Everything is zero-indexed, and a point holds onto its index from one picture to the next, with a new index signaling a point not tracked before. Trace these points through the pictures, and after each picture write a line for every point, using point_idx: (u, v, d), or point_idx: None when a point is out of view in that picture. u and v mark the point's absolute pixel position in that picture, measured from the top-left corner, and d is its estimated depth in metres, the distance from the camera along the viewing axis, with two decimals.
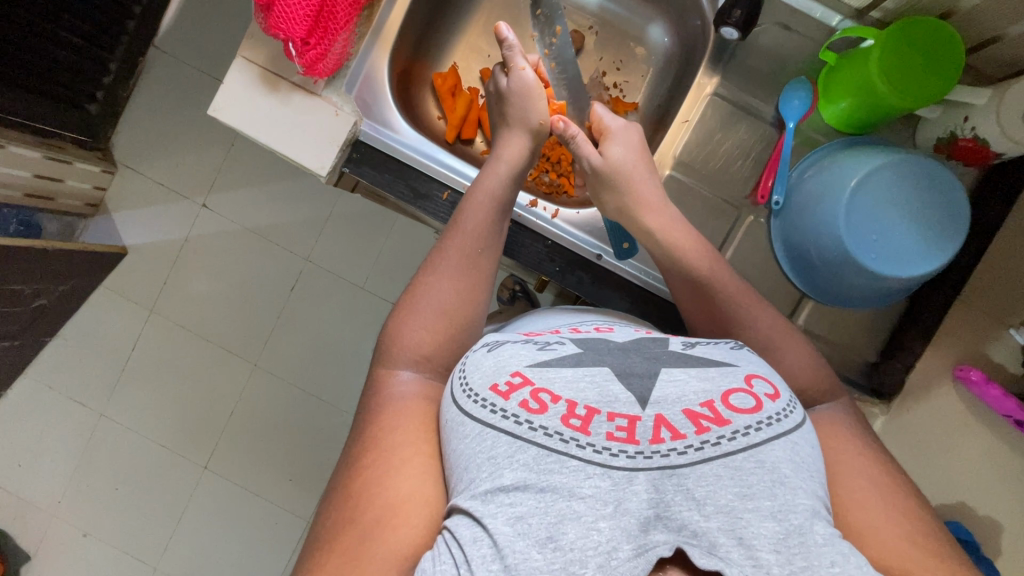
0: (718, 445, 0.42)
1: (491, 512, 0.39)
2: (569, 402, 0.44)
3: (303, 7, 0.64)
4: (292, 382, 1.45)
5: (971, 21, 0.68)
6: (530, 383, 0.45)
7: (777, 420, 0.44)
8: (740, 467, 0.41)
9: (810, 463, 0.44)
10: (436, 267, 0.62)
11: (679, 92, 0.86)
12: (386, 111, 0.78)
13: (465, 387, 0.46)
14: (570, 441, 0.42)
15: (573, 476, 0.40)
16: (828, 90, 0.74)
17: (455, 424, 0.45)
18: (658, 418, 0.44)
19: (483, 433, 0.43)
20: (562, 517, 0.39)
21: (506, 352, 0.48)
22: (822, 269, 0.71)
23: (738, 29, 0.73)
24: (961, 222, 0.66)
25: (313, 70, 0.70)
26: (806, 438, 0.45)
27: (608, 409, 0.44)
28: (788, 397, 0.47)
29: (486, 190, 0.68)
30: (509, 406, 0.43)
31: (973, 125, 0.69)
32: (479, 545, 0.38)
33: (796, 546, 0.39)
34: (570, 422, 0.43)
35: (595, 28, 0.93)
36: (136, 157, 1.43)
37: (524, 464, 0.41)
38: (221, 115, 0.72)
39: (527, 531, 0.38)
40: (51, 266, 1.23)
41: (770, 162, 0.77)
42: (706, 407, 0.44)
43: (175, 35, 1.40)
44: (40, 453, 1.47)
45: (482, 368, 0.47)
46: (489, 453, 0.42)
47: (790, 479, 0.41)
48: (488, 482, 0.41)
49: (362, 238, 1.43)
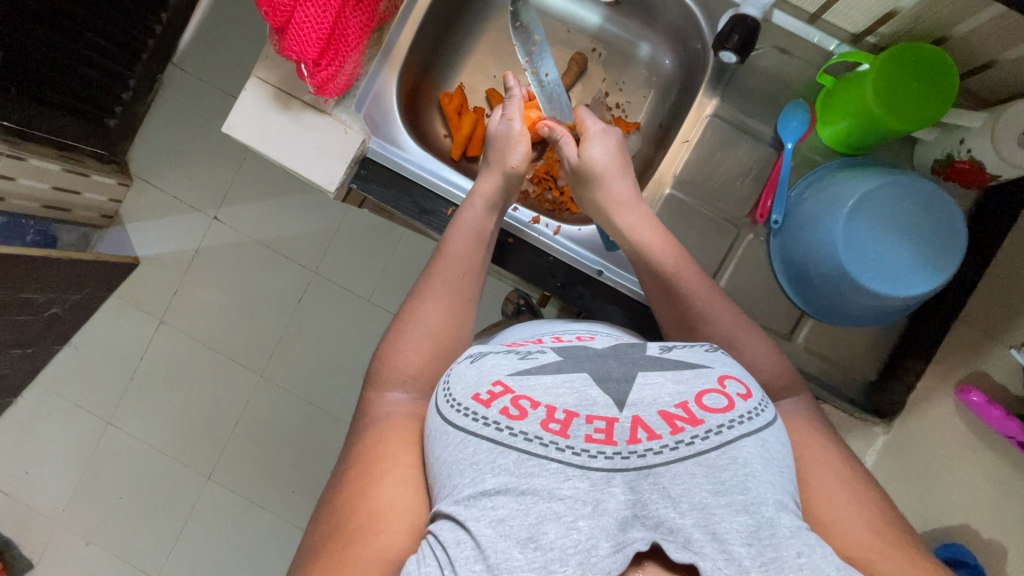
0: (692, 445, 0.43)
1: (474, 515, 0.40)
2: (548, 406, 0.44)
3: (315, 29, 0.67)
4: (296, 394, 1.46)
5: (966, 48, 0.69)
6: (511, 391, 0.45)
7: (748, 419, 0.45)
8: (713, 465, 0.42)
9: (780, 460, 0.44)
10: (426, 291, 0.64)
11: (679, 112, 0.88)
12: (394, 130, 0.80)
13: (449, 398, 0.47)
14: (549, 444, 0.42)
15: (553, 479, 0.41)
16: (825, 112, 0.75)
17: (439, 433, 0.46)
18: (635, 419, 0.44)
19: (465, 441, 0.44)
20: (543, 518, 0.39)
21: (489, 362, 0.49)
22: (820, 285, 0.72)
23: (737, 54, 0.75)
24: (945, 197, 0.67)
25: (324, 90, 0.73)
26: (777, 435, 0.46)
27: (587, 412, 0.45)
28: (760, 397, 0.47)
29: (466, 224, 0.71)
30: (491, 413, 0.44)
31: (970, 147, 0.69)
32: (462, 547, 0.39)
33: (766, 538, 0.39)
34: (549, 426, 0.43)
35: (599, 50, 0.95)
36: (151, 170, 1.47)
37: (505, 468, 0.41)
38: (233, 131, 0.75)
39: (507, 532, 0.39)
40: (66, 275, 1.26)
41: (770, 182, 0.78)
42: (681, 407, 0.45)
43: (193, 52, 1.44)
44: (47, 460, 1.49)
45: (466, 379, 0.48)
46: (471, 460, 0.43)
47: (760, 475, 0.42)
48: (470, 487, 0.41)
49: (369, 253, 1.45)
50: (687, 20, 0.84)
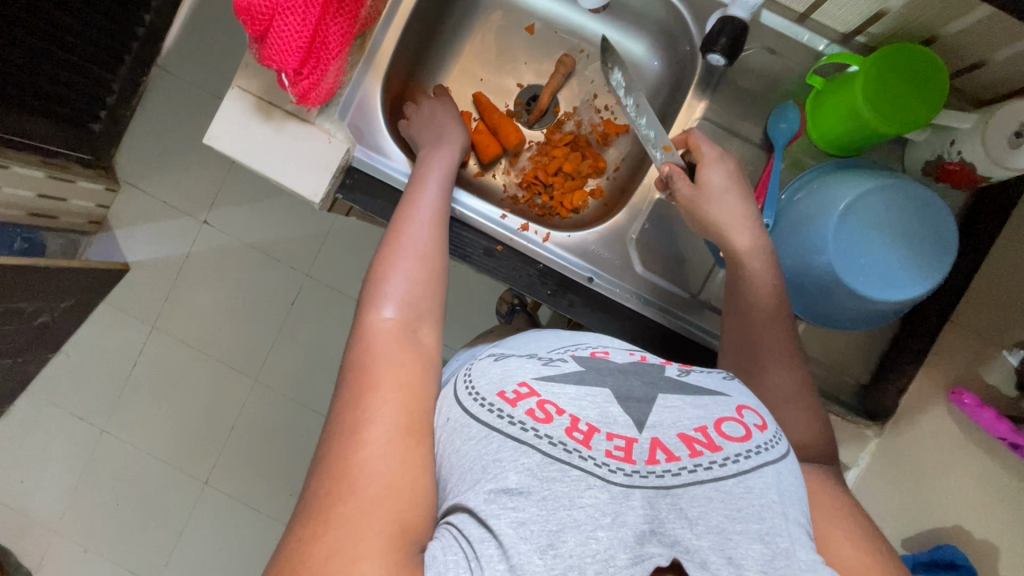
0: (710, 470, 0.43)
1: (496, 512, 0.39)
2: (573, 416, 0.44)
3: (296, 37, 0.66)
4: (292, 397, 1.45)
5: (956, 49, 0.68)
6: (536, 394, 0.45)
7: (764, 449, 0.45)
8: (730, 491, 0.42)
9: (795, 491, 0.44)
10: (398, 234, 0.60)
11: (668, 114, 0.86)
12: (379, 137, 0.79)
13: (472, 390, 0.47)
14: (572, 451, 0.42)
15: (574, 486, 0.40)
16: (819, 115, 0.74)
17: (460, 425, 0.45)
18: (654, 441, 0.44)
19: (489, 437, 0.43)
20: (563, 525, 0.39)
21: (513, 363, 0.49)
22: (811, 292, 0.71)
23: (725, 57, 0.73)
24: (937, 206, 0.66)
25: (307, 99, 0.71)
26: (792, 469, 0.46)
27: (607, 430, 0.44)
28: (775, 429, 0.48)
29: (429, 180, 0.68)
30: (516, 413, 0.43)
31: (959, 149, 0.69)
32: (487, 544, 0.38)
33: (782, 568, 0.40)
34: (573, 434, 0.43)
35: (586, 51, 0.94)
36: (139, 174, 1.45)
37: (528, 468, 0.41)
38: (215, 142, 0.73)
39: (528, 535, 0.38)
40: (55, 284, 1.25)
41: (761, 187, 0.77)
42: (700, 432, 0.45)
43: (177, 54, 1.41)
44: (43, 467, 1.48)
45: (490, 375, 0.47)
46: (495, 456, 0.42)
47: (776, 506, 0.42)
48: (492, 482, 0.40)
49: (361, 255, 1.44)
50: (674, 21, 0.83)
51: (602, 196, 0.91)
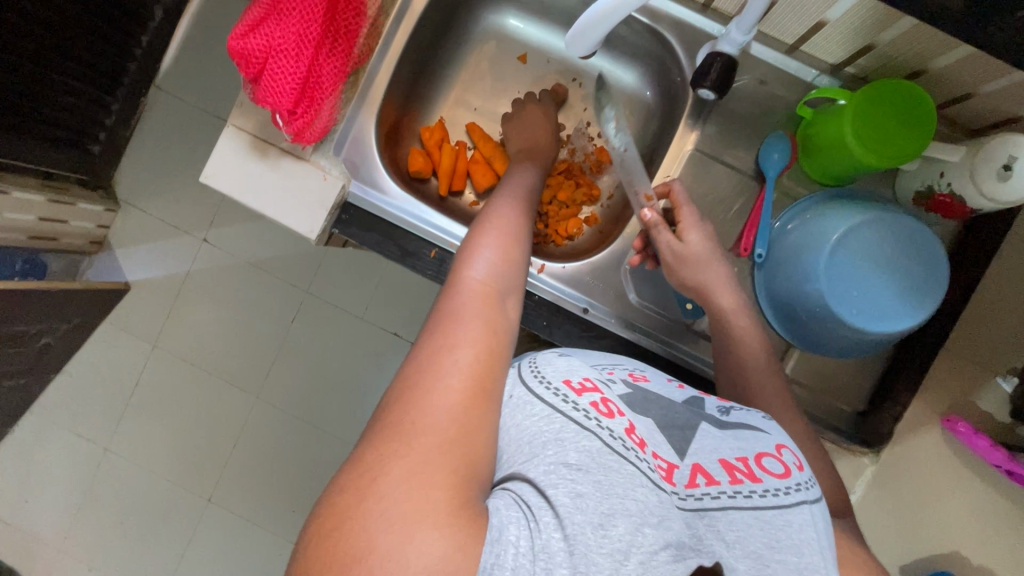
0: (750, 498, 0.44)
1: (553, 483, 0.39)
2: (631, 422, 0.45)
3: (290, 78, 0.68)
4: (293, 414, 1.46)
5: (943, 81, 0.69)
6: (600, 391, 0.46)
7: (803, 489, 0.46)
8: (770, 521, 0.43)
9: (828, 537, 0.45)
10: (472, 251, 0.56)
11: (661, 142, 0.87)
12: (375, 172, 0.80)
13: (537, 373, 0.47)
14: (630, 449, 0.43)
15: (628, 478, 0.41)
16: (810, 147, 0.75)
17: (521, 402, 0.45)
18: (695, 466, 0.45)
19: (552, 416, 0.43)
20: (615, 511, 0.39)
21: (575, 362, 0.50)
22: (807, 322, 0.72)
23: (715, 91, 0.73)
24: (932, 241, 0.67)
25: (301, 137, 0.71)
26: (824, 518, 0.47)
27: (654, 449, 0.45)
28: (812, 475, 0.49)
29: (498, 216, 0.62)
30: (581, 402, 0.44)
31: (948, 181, 0.70)
32: (543, 513, 0.38)
33: None
34: (632, 436, 0.44)
35: (580, 79, 0.95)
36: (138, 195, 1.46)
37: (588, 450, 0.41)
38: (211, 180, 0.74)
39: (584, 509, 0.38)
40: (57, 305, 1.26)
41: (753, 218, 0.77)
42: (741, 461, 0.46)
43: (175, 75, 1.42)
44: (46, 486, 1.48)
45: (556, 365, 0.48)
46: (556, 435, 0.42)
47: (813, 546, 0.43)
48: (553, 456, 0.41)
49: (361, 271, 1.45)
50: (665, 51, 0.84)
51: (596, 224, 0.92)
